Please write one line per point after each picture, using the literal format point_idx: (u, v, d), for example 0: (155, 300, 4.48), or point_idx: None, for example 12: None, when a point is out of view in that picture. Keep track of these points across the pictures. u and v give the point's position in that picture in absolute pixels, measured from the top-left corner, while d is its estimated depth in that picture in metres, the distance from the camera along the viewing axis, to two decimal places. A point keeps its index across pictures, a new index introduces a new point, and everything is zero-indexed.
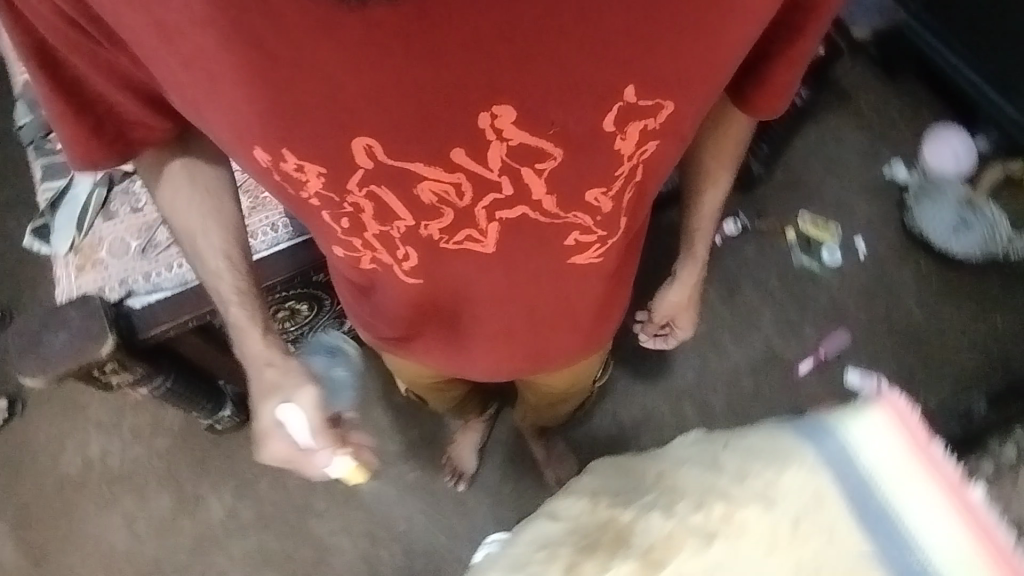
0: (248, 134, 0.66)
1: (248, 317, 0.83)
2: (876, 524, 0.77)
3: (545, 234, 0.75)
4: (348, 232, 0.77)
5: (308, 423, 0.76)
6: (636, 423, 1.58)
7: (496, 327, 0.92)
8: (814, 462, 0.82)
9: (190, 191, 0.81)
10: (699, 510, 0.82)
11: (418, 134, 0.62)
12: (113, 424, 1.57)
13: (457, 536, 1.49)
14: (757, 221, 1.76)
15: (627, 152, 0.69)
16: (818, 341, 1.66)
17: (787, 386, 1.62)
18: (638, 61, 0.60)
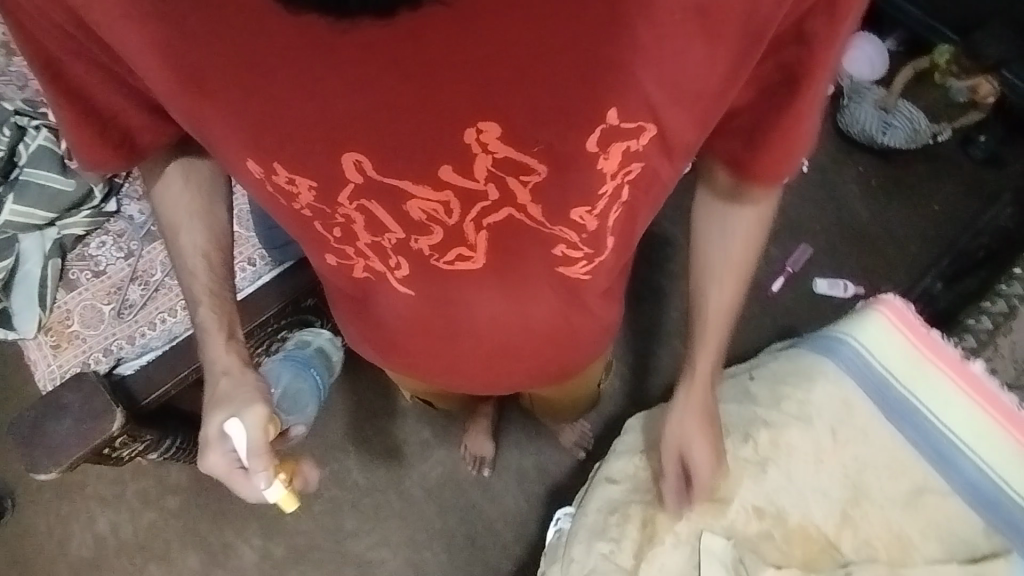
0: (237, 145, 0.64)
1: (218, 320, 0.81)
2: (893, 407, 1.02)
3: (531, 243, 0.72)
4: (340, 241, 0.75)
5: (251, 438, 0.73)
6: None
7: (489, 337, 0.88)
8: (834, 373, 1.04)
9: (183, 189, 0.78)
10: (748, 443, 1.01)
11: (410, 154, 0.60)
12: (116, 496, 1.51)
13: (493, 520, 1.51)
14: None
15: (610, 171, 0.63)
16: (783, 258, 1.75)
17: (763, 307, 1.71)
18: (620, 80, 0.54)
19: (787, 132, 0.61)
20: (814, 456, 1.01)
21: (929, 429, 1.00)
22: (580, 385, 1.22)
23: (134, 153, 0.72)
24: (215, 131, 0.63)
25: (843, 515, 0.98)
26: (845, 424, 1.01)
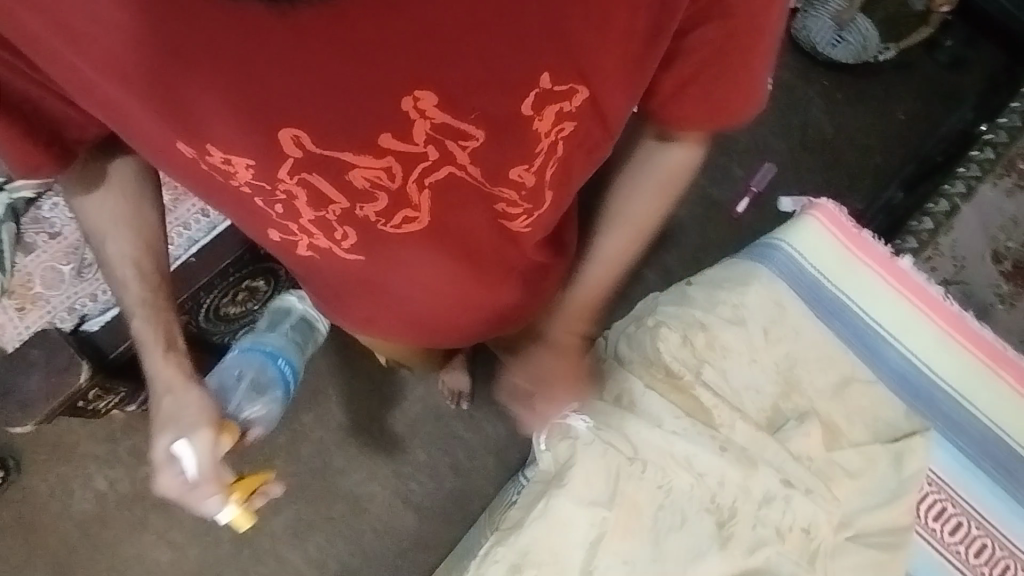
0: (166, 128, 0.63)
1: (155, 333, 0.81)
2: (825, 306, 1.06)
3: (478, 207, 0.72)
4: (282, 216, 0.72)
5: (200, 467, 0.77)
6: (609, 299, 1.67)
7: (414, 287, 0.86)
8: (770, 277, 1.06)
9: (107, 196, 0.77)
10: (685, 346, 1.01)
11: (347, 124, 0.58)
12: (106, 453, 1.53)
13: (475, 449, 1.58)
14: None
15: (545, 133, 0.64)
16: (746, 179, 1.78)
17: (731, 225, 1.74)
18: (550, 43, 0.56)
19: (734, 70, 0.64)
20: (748, 356, 1.02)
21: (854, 322, 1.05)
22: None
23: (64, 154, 0.70)
24: (140, 118, 0.63)
25: (775, 409, 1.00)
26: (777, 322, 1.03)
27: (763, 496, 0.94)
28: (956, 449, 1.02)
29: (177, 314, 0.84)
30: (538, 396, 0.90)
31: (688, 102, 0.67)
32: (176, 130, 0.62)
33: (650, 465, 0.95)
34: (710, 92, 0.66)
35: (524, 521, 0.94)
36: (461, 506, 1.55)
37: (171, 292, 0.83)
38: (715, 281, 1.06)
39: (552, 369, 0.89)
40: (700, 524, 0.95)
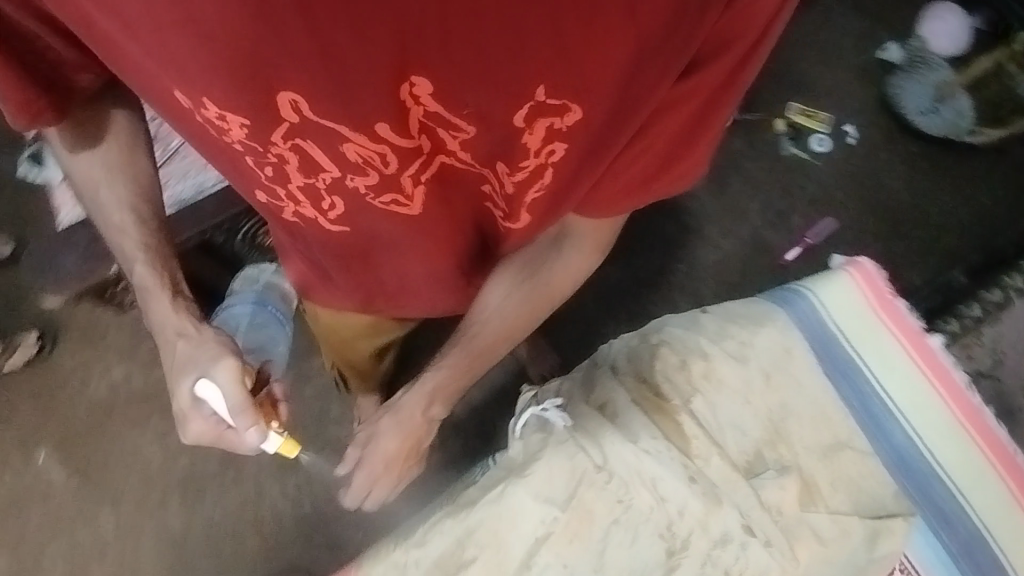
0: (166, 77, 0.67)
1: (153, 276, 0.89)
2: (835, 365, 1.01)
3: (467, 185, 0.78)
4: (272, 180, 0.77)
5: (225, 399, 0.84)
6: (633, 316, 1.69)
7: (387, 265, 0.92)
8: (785, 322, 1.02)
9: (100, 145, 0.88)
10: (682, 371, 0.97)
11: (343, 104, 0.63)
12: (131, 347, 1.61)
13: (470, 430, 1.60)
14: (747, 113, 1.86)
15: (533, 146, 0.68)
16: (802, 229, 1.77)
17: (775, 270, 1.73)
18: (545, 65, 0.59)
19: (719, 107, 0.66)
20: (742, 396, 0.97)
21: (863, 391, 1.00)
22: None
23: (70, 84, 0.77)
24: (147, 68, 0.68)
25: (757, 455, 0.95)
26: (781, 371, 0.98)
27: (721, 536, 0.88)
28: (936, 542, 0.97)
29: (174, 261, 0.93)
30: (364, 474, 0.98)
31: (658, 155, 0.69)
32: (182, 79, 0.66)
33: (616, 474, 0.89)
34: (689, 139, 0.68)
35: (476, 501, 0.89)
36: (442, 481, 1.56)
37: (165, 236, 0.92)
38: (729, 313, 1.03)
39: (389, 449, 0.97)
40: (648, 549, 0.88)
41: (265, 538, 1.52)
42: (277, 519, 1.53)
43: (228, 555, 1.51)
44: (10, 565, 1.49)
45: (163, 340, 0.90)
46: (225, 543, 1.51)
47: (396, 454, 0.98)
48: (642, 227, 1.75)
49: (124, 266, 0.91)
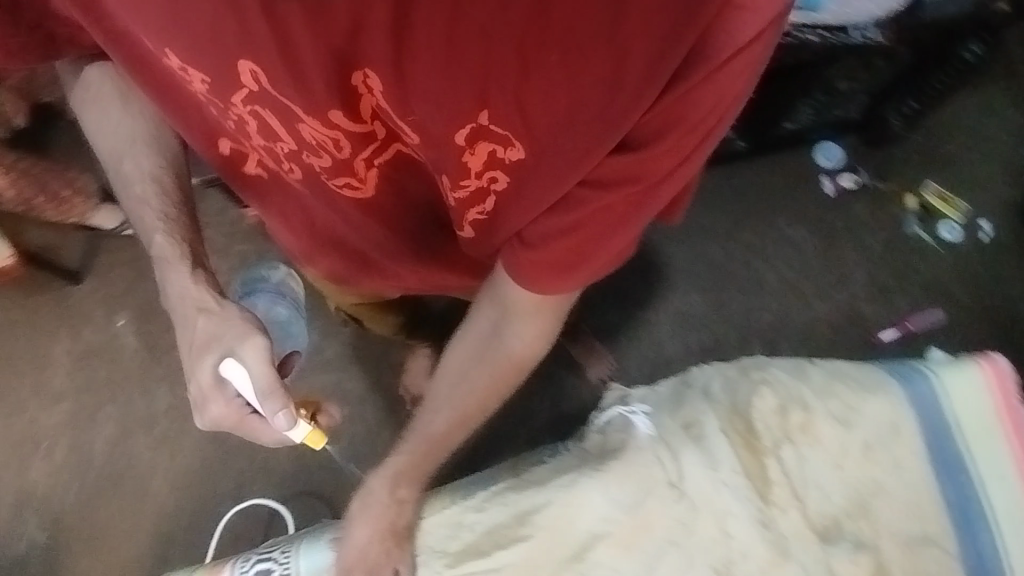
0: (137, 26, 0.72)
1: (172, 247, 0.88)
2: (938, 456, 0.98)
3: (415, 181, 0.81)
4: (238, 135, 0.82)
5: (252, 380, 0.77)
6: (705, 350, 1.66)
7: (346, 236, 0.98)
8: (899, 398, 1.00)
9: (122, 112, 0.90)
10: (780, 414, 1.00)
11: (293, 83, 0.67)
12: (223, 245, 1.66)
13: (518, 414, 1.60)
14: (878, 181, 1.78)
15: (474, 167, 0.68)
16: (906, 313, 1.68)
17: (866, 346, 1.66)
18: (485, 92, 0.59)
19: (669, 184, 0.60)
20: (835, 459, 0.96)
21: (965, 491, 0.97)
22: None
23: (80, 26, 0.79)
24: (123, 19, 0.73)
25: (837, 522, 0.94)
26: (882, 446, 0.97)
27: None
28: None
29: (196, 232, 0.91)
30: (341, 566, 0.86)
31: (585, 239, 0.63)
32: (189, 41, 0.68)
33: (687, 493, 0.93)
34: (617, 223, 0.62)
35: (546, 483, 0.94)
36: (477, 455, 1.57)
37: (187, 203, 0.92)
38: (842, 370, 1.03)
39: (360, 539, 0.85)
40: None
41: (296, 459, 1.53)
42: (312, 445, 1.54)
43: (258, 464, 1.53)
44: (68, 416, 1.56)
45: (183, 315, 0.85)
46: (259, 453, 1.53)
47: (369, 542, 0.86)
48: (737, 267, 1.72)
49: (145, 239, 0.89)
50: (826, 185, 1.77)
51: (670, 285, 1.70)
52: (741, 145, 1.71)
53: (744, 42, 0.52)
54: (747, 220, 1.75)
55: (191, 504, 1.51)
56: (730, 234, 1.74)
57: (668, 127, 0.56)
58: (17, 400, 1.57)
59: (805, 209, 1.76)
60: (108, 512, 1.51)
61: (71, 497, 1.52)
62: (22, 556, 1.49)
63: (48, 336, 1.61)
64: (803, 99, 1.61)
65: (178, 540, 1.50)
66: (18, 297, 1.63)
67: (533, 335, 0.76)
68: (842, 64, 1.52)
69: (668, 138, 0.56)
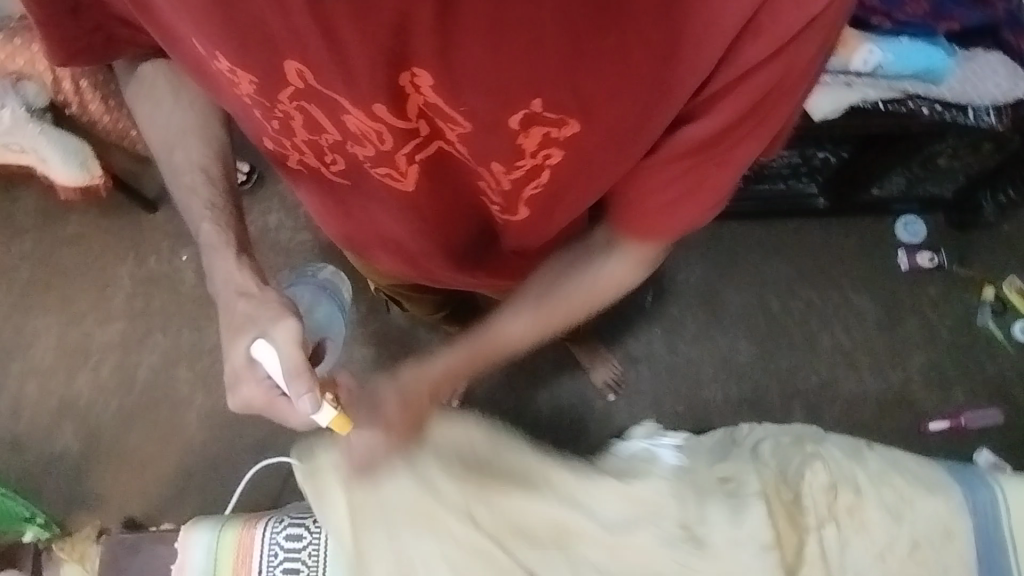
0: (184, 24, 0.62)
1: (218, 236, 0.81)
2: (985, 565, 1.03)
3: (465, 178, 0.72)
4: (278, 133, 0.71)
5: (282, 360, 0.69)
6: (745, 401, 1.63)
7: (390, 234, 0.88)
8: (956, 503, 1.05)
9: (173, 103, 0.83)
10: (830, 494, 1.06)
11: (340, 77, 0.57)
12: (293, 202, 1.69)
13: (546, 424, 1.60)
14: (957, 265, 1.71)
15: (528, 150, 0.63)
16: (960, 407, 1.63)
17: (912, 432, 1.62)
18: (540, 76, 0.54)
19: (736, 148, 0.57)
20: (879, 550, 1.03)
21: None
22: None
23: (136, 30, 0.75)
24: (164, 10, 0.63)
25: None
26: (929, 549, 1.03)
27: None
28: None
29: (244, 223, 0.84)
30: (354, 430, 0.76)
31: (676, 185, 0.60)
32: (239, 42, 0.59)
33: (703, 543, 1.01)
34: (714, 169, 0.59)
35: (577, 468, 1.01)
36: None
37: (234, 196, 0.85)
38: (899, 461, 1.08)
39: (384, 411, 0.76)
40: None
41: None
42: None
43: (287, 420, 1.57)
44: (120, 337, 1.63)
45: (224, 299, 0.78)
46: None
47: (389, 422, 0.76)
48: (794, 324, 1.67)
49: (192, 229, 0.83)
50: (900, 258, 1.70)
51: (722, 329, 1.67)
52: (822, 204, 1.66)
53: (815, 13, 0.48)
54: (815, 279, 1.70)
55: (217, 445, 1.56)
56: (795, 290, 1.69)
57: (732, 91, 0.53)
58: (77, 311, 1.64)
59: (876, 279, 1.70)
60: (141, 434, 1.57)
61: (110, 412, 1.59)
62: (55, 458, 1.56)
63: (116, 257, 1.67)
64: (898, 169, 1.53)
65: (200, 476, 1.55)
66: (96, 213, 1.69)
67: (634, 267, 0.71)
68: (947, 143, 1.43)
69: (735, 100, 0.54)
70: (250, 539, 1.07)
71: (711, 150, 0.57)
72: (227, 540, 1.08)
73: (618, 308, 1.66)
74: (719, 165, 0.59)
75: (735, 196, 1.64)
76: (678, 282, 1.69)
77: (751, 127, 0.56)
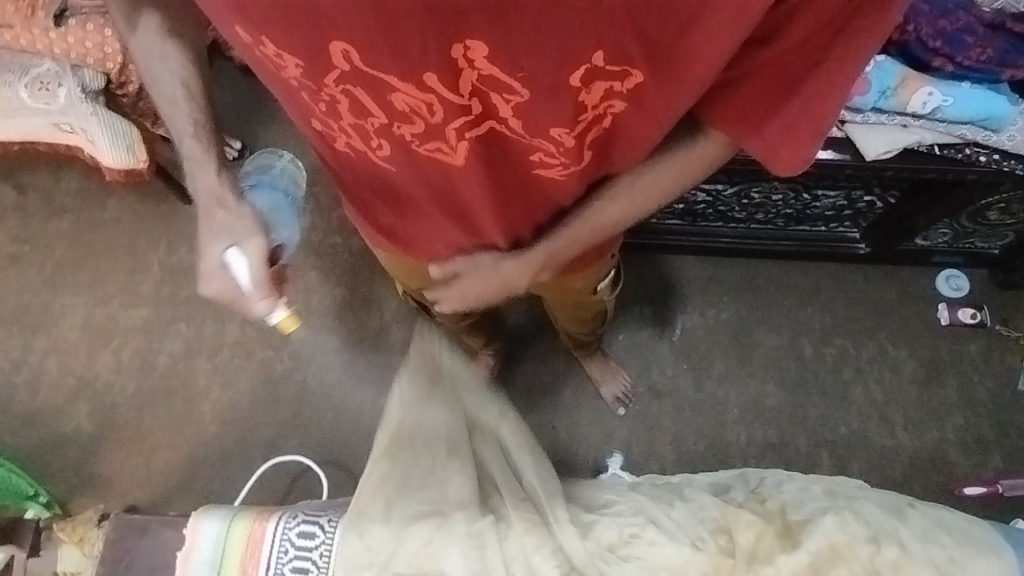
0: (227, 11, 0.58)
1: (200, 148, 0.80)
2: None
3: (514, 155, 0.70)
4: (324, 115, 0.68)
5: (250, 273, 0.75)
6: (770, 446, 1.57)
7: (438, 217, 0.83)
8: (1009, 567, 0.97)
9: (153, 12, 0.76)
10: (872, 544, 0.98)
11: (395, 46, 0.55)
12: (328, 204, 1.69)
13: (561, 450, 1.55)
14: (999, 325, 1.65)
15: (590, 105, 0.62)
16: (998, 473, 1.55)
17: (945, 495, 1.54)
18: (606, 24, 0.53)
19: (822, 57, 0.57)
20: None
21: None
22: (574, 292, 1.14)
23: None
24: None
25: None
26: None
27: None
28: None
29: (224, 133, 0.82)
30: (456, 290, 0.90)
31: (767, 92, 0.60)
32: (285, 20, 0.55)
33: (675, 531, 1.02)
34: (807, 71, 0.58)
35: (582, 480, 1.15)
36: None
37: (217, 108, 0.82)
38: (944, 521, 1.03)
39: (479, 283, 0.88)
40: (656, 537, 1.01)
41: (337, 427, 1.54)
42: (355, 419, 1.54)
43: (300, 421, 1.54)
44: (143, 322, 1.63)
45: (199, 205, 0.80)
46: (304, 411, 1.55)
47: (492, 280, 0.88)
48: (826, 372, 1.62)
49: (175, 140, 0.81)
50: (940, 313, 1.65)
51: (750, 369, 1.62)
52: (863, 250, 1.63)
53: None
54: (849, 327, 1.65)
55: (227, 439, 1.54)
56: (827, 336, 1.64)
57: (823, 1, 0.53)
58: (105, 293, 1.65)
59: (914, 333, 1.65)
60: (153, 421, 1.56)
61: (126, 397, 1.58)
62: (66, 437, 1.55)
63: (149, 243, 1.69)
64: (944, 220, 1.49)
65: (206, 470, 1.52)
66: (135, 198, 1.72)
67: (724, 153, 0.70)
68: (1000, 195, 1.39)
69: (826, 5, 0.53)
70: (262, 533, 1.04)
71: (798, 57, 0.57)
72: (237, 532, 1.04)
73: (644, 339, 1.62)
74: (812, 70, 0.58)
75: (771, 233, 1.62)
76: (707, 317, 1.65)
77: (836, 41, 0.56)
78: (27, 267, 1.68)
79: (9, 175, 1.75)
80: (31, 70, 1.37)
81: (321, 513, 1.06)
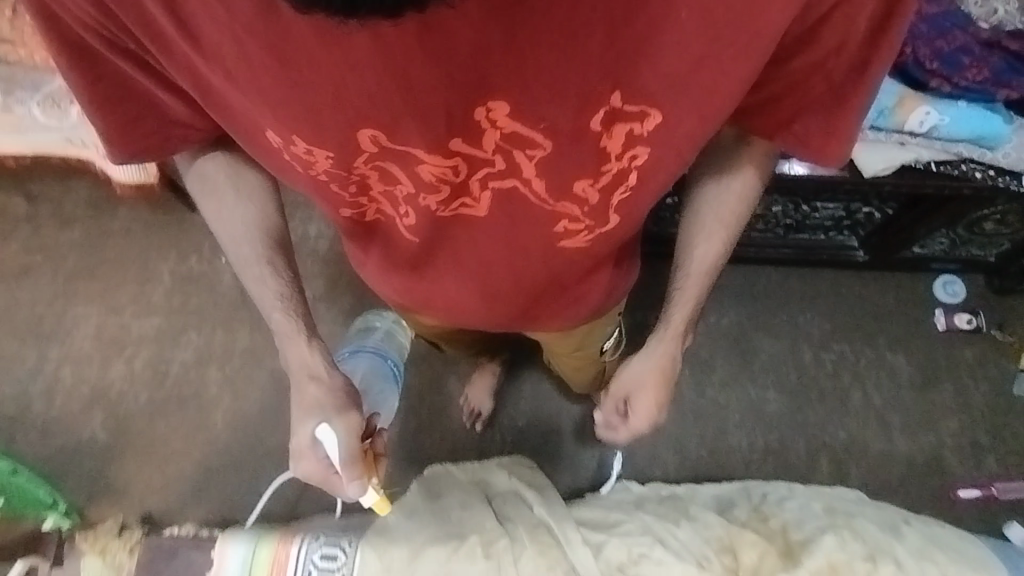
0: (258, 115, 0.62)
1: (291, 323, 0.83)
2: None
3: (540, 218, 0.71)
4: (353, 193, 0.70)
5: (342, 452, 0.80)
6: (770, 450, 1.61)
7: (492, 289, 0.84)
8: None
9: (234, 198, 0.79)
10: (869, 561, 1.02)
11: (418, 117, 0.56)
12: None
13: (566, 455, 1.58)
14: (995, 330, 1.68)
15: (613, 152, 0.63)
16: (993, 477, 1.59)
17: (941, 498, 1.58)
18: (624, 71, 0.56)
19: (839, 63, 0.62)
20: None
21: None
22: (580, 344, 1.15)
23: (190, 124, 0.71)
24: (239, 110, 0.63)
25: None
26: None
27: None
28: None
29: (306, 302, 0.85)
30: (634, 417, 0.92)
31: (800, 99, 0.65)
32: (311, 112, 0.58)
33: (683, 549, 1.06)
34: (824, 78, 0.63)
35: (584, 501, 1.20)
36: None
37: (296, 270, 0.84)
38: (937, 539, 1.07)
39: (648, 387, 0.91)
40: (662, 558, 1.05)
41: None
42: None
43: None
44: (155, 331, 1.66)
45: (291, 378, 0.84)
46: None
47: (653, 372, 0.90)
48: (824, 377, 1.65)
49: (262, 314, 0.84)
50: (938, 319, 1.68)
51: (752, 376, 1.65)
52: (862, 257, 1.66)
53: None
54: (847, 333, 1.68)
55: (239, 446, 1.57)
56: (827, 343, 1.67)
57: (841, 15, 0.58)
58: (116, 303, 1.68)
59: (911, 339, 1.68)
60: (166, 429, 1.59)
61: (139, 405, 1.61)
62: (82, 444, 1.58)
63: (159, 253, 1.71)
64: (942, 230, 1.52)
65: (218, 476, 1.56)
66: (145, 209, 1.74)
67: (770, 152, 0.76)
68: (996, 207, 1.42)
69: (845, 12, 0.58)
70: (286, 557, 1.06)
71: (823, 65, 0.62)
72: (263, 554, 1.06)
73: None
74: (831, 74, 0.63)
75: (772, 243, 1.64)
76: (709, 324, 1.68)
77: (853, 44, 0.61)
78: (39, 278, 1.70)
79: (19, 186, 1.77)
80: (43, 88, 1.36)
81: (342, 536, 1.09)
